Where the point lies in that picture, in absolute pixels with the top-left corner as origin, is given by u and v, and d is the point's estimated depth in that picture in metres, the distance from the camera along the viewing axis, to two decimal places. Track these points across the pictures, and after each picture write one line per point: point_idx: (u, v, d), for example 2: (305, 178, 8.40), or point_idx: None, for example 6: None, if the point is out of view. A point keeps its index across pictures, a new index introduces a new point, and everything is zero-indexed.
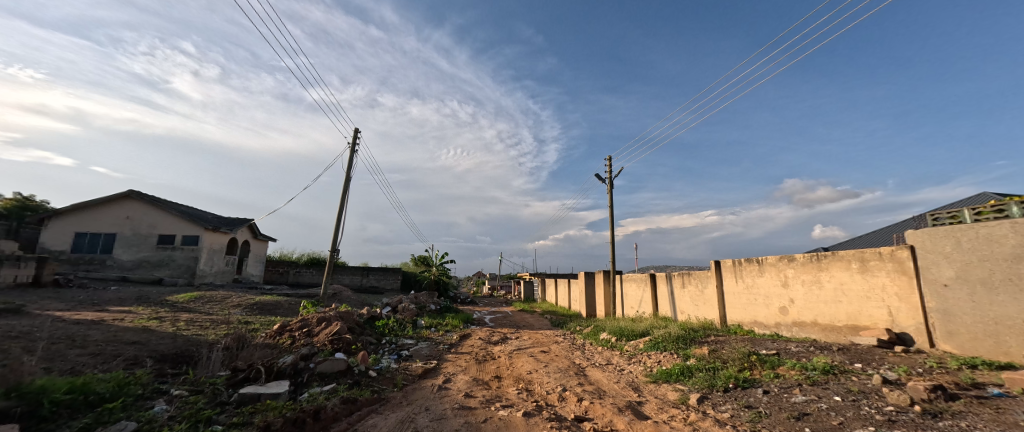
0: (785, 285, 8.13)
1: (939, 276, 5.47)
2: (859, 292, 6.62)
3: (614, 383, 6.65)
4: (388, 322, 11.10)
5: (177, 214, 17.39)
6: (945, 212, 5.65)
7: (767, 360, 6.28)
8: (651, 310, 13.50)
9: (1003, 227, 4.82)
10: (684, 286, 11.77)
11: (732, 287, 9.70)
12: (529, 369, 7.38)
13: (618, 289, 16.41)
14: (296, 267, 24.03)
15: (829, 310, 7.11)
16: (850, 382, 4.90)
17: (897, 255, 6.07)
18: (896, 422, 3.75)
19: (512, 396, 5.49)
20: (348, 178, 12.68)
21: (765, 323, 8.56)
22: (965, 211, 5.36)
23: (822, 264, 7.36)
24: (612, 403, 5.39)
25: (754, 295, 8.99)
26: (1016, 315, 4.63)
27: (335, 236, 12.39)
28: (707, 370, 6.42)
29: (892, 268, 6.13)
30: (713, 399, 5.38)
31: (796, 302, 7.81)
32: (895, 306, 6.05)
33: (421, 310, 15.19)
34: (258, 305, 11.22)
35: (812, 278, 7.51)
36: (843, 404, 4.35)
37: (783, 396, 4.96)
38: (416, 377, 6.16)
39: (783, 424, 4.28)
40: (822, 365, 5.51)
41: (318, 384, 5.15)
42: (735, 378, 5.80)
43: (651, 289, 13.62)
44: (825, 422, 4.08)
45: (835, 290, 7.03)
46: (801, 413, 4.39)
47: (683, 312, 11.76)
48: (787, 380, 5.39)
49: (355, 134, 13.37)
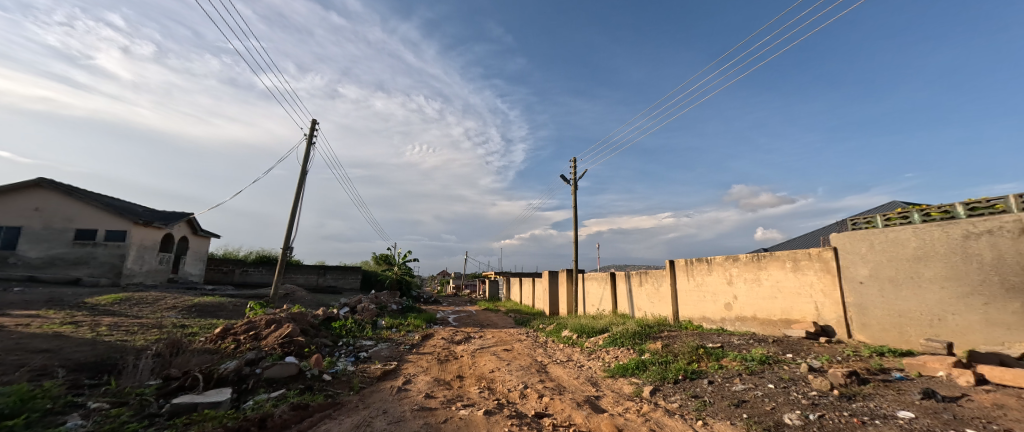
0: (730, 283, 8.77)
1: (856, 273, 6.17)
2: (792, 289, 7.29)
3: (574, 379, 6.84)
4: (345, 323, 10.64)
5: (100, 206, 15.53)
6: (862, 217, 6.36)
7: (712, 352, 6.76)
8: (611, 307, 14.01)
9: (907, 231, 5.53)
10: (641, 284, 12.32)
11: (684, 285, 10.30)
12: (491, 368, 7.39)
13: (580, 287, 16.85)
14: (243, 266, 22.32)
15: (766, 305, 7.77)
16: (782, 370, 5.40)
17: (823, 255, 6.74)
18: (818, 405, 4.19)
19: (473, 395, 5.47)
20: (304, 172, 11.97)
21: (712, 318, 9.19)
22: (878, 217, 6.09)
23: (762, 263, 8.01)
24: (572, 398, 5.56)
25: (703, 293, 9.61)
26: (916, 309, 5.35)
27: (288, 232, 11.66)
28: (659, 363, 6.79)
29: (819, 267, 6.80)
30: (664, 391, 5.71)
31: (739, 298, 8.46)
32: (820, 301, 6.73)
33: (382, 310, 14.70)
34: (197, 306, 10.32)
35: (753, 276, 8.16)
36: (775, 391, 4.79)
37: (725, 386, 5.37)
38: (374, 380, 5.97)
39: (724, 410, 4.64)
40: (759, 356, 6.03)
41: (265, 391, 4.83)
42: (684, 370, 6.19)
43: (611, 288, 14.13)
44: (760, 408, 4.47)
45: (772, 288, 7.69)
46: (739, 400, 4.78)
47: (640, 309, 12.32)
48: (729, 371, 5.84)
49: (312, 125, 12.65)
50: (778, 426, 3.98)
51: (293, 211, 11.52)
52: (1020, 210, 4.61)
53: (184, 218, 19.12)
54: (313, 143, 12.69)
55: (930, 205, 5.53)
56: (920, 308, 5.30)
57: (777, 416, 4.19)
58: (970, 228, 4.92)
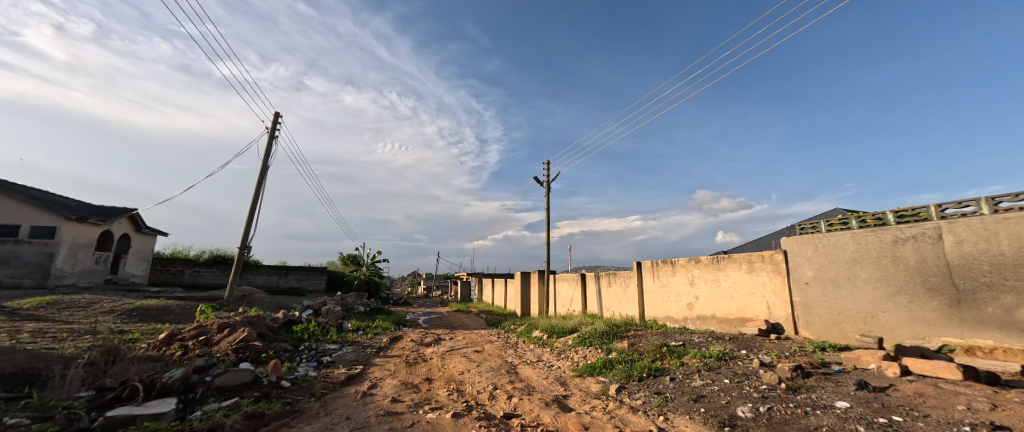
0: (692, 283, 9.19)
1: (802, 274, 6.67)
2: (747, 290, 7.75)
3: (543, 379, 6.91)
4: (308, 326, 10.16)
5: (24, 199, 13.96)
6: (808, 223, 6.87)
7: (675, 350, 7.06)
8: (581, 307, 14.30)
9: (847, 236, 6.05)
10: (610, 285, 12.66)
11: (650, 285, 10.70)
12: (461, 369, 7.32)
13: (551, 288, 17.07)
14: (194, 266, 20.77)
15: (724, 305, 8.21)
16: (737, 366, 5.74)
17: (774, 258, 7.23)
18: (767, 398, 4.48)
19: (442, 398, 5.40)
20: (265, 166, 11.34)
21: (675, 317, 9.60)
22: (821, 222, 6.59)
23: (721, 265, 8.45)
24: (540, 397, 5.62)
25: (667, 293, 10.01)
26: (852, 307, 5.87)
27: (246, 231, 10.99)
28: (626, 362, 7.00)
29: (770, 268, 7.28)
30: (629, 388, 5.90)
31: (700, 298, 8.88)
32: (771, 300, 7.22)
33: (348, 313, 14.17)
34: (139, 310, 9.50)
35: (713, 277, 8.60)
36: (730, 385, 5.08)
37: (685, 382, 5.62)
38: (337, 385, 5.73)
39: (684, 405, 4.86)
40: (717, 353, 6.37)
41: (215, 400, 4.51)
42: (648, 368, 6.42)
43: (581, 288, 14.41)
44: (716, 402, 4.72)
45: (730, 288, 8.14)
46: (698, 395, 5.03)
47: (608, 310, 12.66)
48: (689, 368, 6.13)
49: (274, 118, 12.02)
50: (732, 419, 4.21)
51: (252, 208, 10.88)
52: (938, 217, 5.16)
53: (126, 214, 17.56)
54: (275, 137, 12.05)
55: (865, 212, 6.05)
56: (856, 306, 5.82)
57: (731, 409, 4.44)
58: (898, 234, 5.45)
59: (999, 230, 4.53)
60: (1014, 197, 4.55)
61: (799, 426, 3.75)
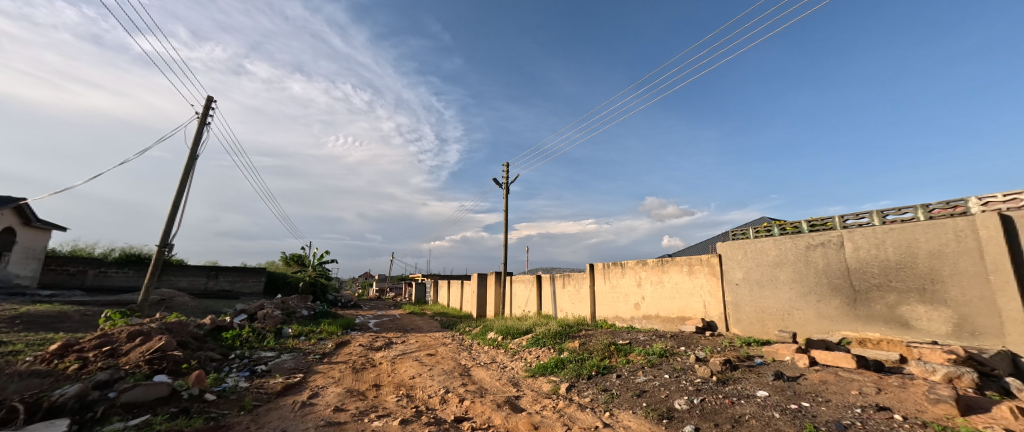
0: (639, 285, 9.71)
1: (733, 276, 7.32)
2: (687, 290, 8.35)
3: (496, 381, 6.91)
4: (240, 333, 9.27)
5: None
6: (739, 230, 7.58)
7: (621, 349, 7.42)
8: (536, 308, 14.53)
9: (770, 242, 6.75)
10: (564, 286, 12.99)
11: (601, 286, 11.14)
12: (412, 374, 7.09)
13: (508, 289, 17.16)
14: (101, 267, 18.10)
15: (667, 304, 8.78)
16: (676, 361, 6.18)
17: (711, 261, 7.86)
18: (701, 390, 4.87)
19: (390, 404, 5.19)
20: (194, 155, 10.19)
21: (623, 317, 10.08)
22: (749, 229, 7.30)
23: (665, 267, 9.01)
24: (492, 399, 5.61)
25: (617, 294, 10.49)
26: (773, 305, 6.57)
27: (168, 226, 9.80)
28: (576, 361, 7.23)
29: (707, 270, 7.92)
30: (579, 386, 6.09)
31: (646, 299, 9.41)
32: (708, 300, 7.84)
33: (290, 317, 13.16)
34: (24, 318, 8.06)
35: (658, 278, 9.14)
36: (670, 380, 5.44)
37: (630, 378, 5.93)
38: (272, 396, 5.28)
39: (628, 401, 5.13)
40: (659, 350, 6.80)
41: (120, 419, 3.95)
42: (597, 366, 6.68)
43: (536, 289, 14.64)
44: (656, 396, 5.04)
45: (672, 289, 8.71)
46: (641, 390, 5.33)
47: (562, 310, 12.98)
48: (634, 364, 6.47)
49: (207, 102, 10.86)
50: (670, 411, 4.51)
51: (176, 202, 9.72)
52: (841, 226, 5.93)
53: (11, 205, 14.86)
54: (207, 124, 10.89)
55: (785, 221, 6.79)
56: (777, 305, 6.51)
57: (669, 402, 4.76)
58: (810, 240, 6.19)
59: (886, 238, 5.32)
60: (897, 211, 5.39)
61: (727, 415, 4.10)
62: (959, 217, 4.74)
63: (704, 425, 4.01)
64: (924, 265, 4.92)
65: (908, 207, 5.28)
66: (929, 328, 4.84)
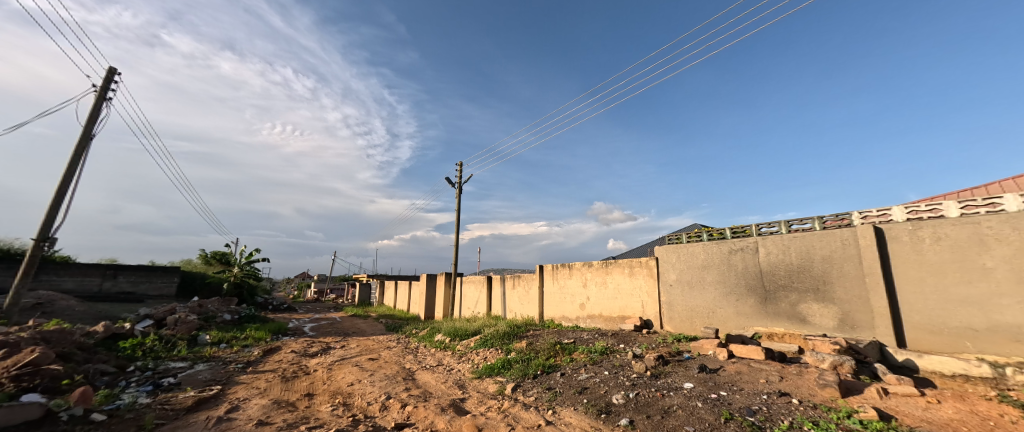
0: (585, 285, 10.10)
1: (668, 278, 7.92)
2: (627, 290, 8.86)
3: (441, 384, 6.76)
4: (143, 342, 8.06)
5: None
6: (673, 235, 8.23)
7: (566, 347, 7.67)
8: (485, 309, 14.48)
9: (700, 246, 7.40)
10: (514, 287, 13.11)
11: (550, 287, 11.41)
12: (350, 381, 6.68)
13: (458, 290, 16.92)
14: None
15: (610, 304, 9.24)
16: (615, 358, 6.52)
17: (649, 263, 8.41)
18: (636, 384, 5.19)
19: (324, 415, 4.84)
20: (89, 135, 8.69)
21: (570, 317, 10.42)
22: (683, 235, 7.96)
23: (608, 268, 9.44)
24: (436, 403, 5.47)
25: (564, 295, 10.81)
26: (701, 304, 7.21)
27: (50, 217, 8.24)
28: (523, 360, 7.33)
29: (646, 272, 8.47)
30: (524, 386, 6.17)
31: (591, 299, 9.82)
32: (646, 300, 8.38)
33: (208, 322, 11.74)
34: None
35: (602, 279, 9.57)
36: (609, 376, 5.74)
37: (573, 376, 6.14)
38: (180, 412, 4.66)
39: (571, 398, 5.31)
40: (600, 348, 7.13)
41: None
42: (543, 365, 6.83)
43: (487, 290, 14.60)
44: (596, 392, 5.28)
45: (615, 290, 9.18)
46: (583, 387, 5.55)
47: (511, 311, 13.10)
48: (577, 362, 6.73)
49: (109, 74, 9.33)
50: (608, 406, 4.73)
51: (61, 188, 8.20)
52: (757, 234, 6.68)
53: None
54: (107, 99, 9.34)
55: (712, 228, 7.50)
56: (704, 303, 7.16)
57: (607, 398, 5.01)
58: (732, 246, 6.90)
59: (791, 245, 6.09)
60: (800, 221, 6.20)
61: (658, 406, 4.41)
62: (845, 228, 5.58)
63: (638, 418, 4.26)
64: (819, 268, 5.72)
65: (808, 219, 6.11)
66: (821, 323, 5.64)
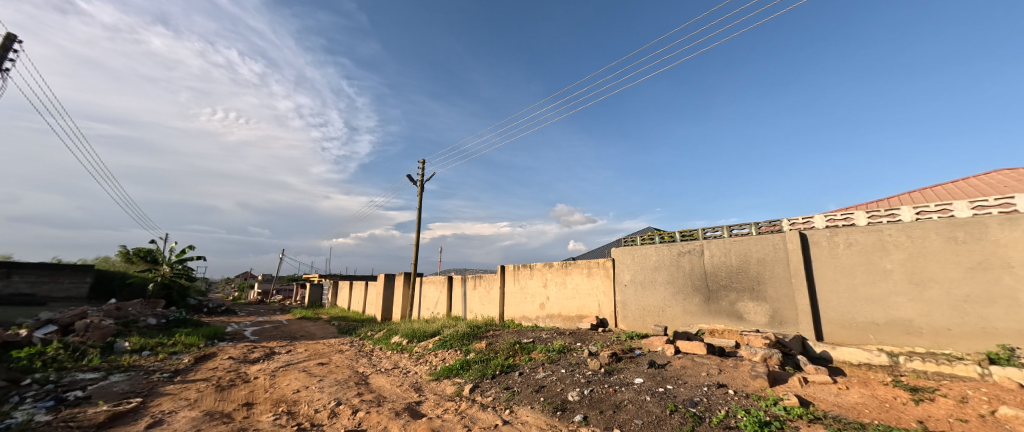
0: (545, 285, 10.26)
1: (623, 278, 8.27)
2: (585, 290, 9.14)
3: (396, 387, 6.54)
4: (43, 351, 7.00)
5: None
6: (629, 237, 8.62)
7: (525, 347, 7.75)
8: (445, 310, 14.25)
9: (653, 248, 7.81)
10: (475, 287, 13.02)
11: (511, 288, 11.47)
12: (296, 388, 6.25)
13: (417, 291, 16.48)
14: None
15: (568, 304, 9.47)
16: (572, 357, 6.71)
17: (606, 264, 8.73)
18: (591, 381, 5.37)
19: (265, 425, 4.50)
20: None
21: (529, 317, 10.56)
22: (637, 238, 8.38)
23: (568, 269, 9.66)
24: (391, 407, 5.29)
25: (524, 295, 10.92)
26: (652, 303, 7.61)
27: None
28: (481, 361, 7.30)
29: (603, 273, 8.78)
30: (482, 387, 6.15)
31: (550, 299, 10.00)
32: (602, 300, 8.69)
33: (129, 328, 10.45)
34: None
35: (561, 279, 9.77)
36: (565, 374, 5.89)
37: (531, 375, 6.22)
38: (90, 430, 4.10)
39: (528, 396, 5.38)
40: (558, 347, 7.30)
41: None
42: (501, 366, 6.85)
43: (447, 291, 14.37)
44: (553, 390, 5.39)
45: (573, 290, 9.42)
46: (540, 386, 5.64)
47: (471, 311, 13.01)
48: (535, 362, 6.83)
49: (6, 40, 8.00)
50: (564, 403, 4.85)
51: None
52: (702, 237, 7.19)
53: None
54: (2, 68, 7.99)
55: (663, 231, 7.96)
56: (655, 302, 7.57)
57: (563, 395, 5.13)
58: (681, 248, 7.37)
59: (731, 248, 6.63)
60: (740, 226, 6.77)
61: (611, 402, 4.60)
62: (777, 234, 6.17)
63: (591, 414, 4.41)
64: (754, 270, 6.28)
65: (746, 225, 6.68)
66: (755, 319, 6.18)
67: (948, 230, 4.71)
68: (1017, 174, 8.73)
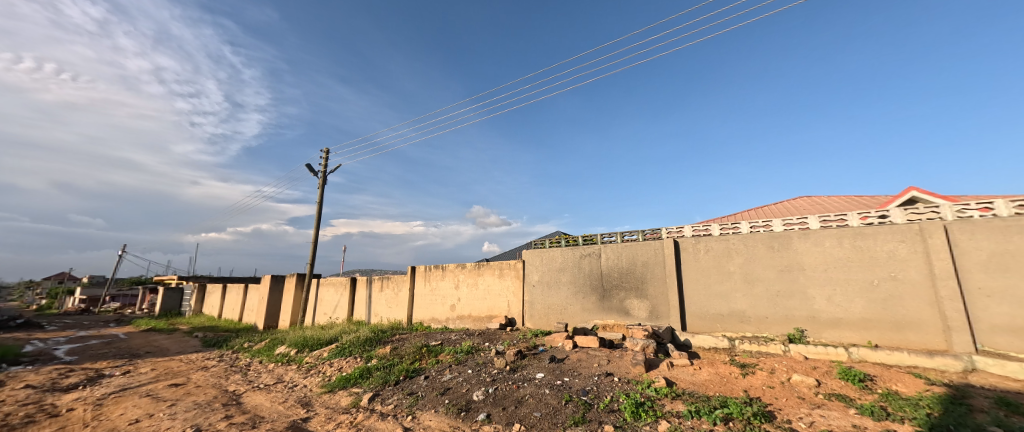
0: (456, 287, 10.14)
1: (531, 279, 8.69)
2: (496, 291, 9.33)
3: (278, 405, 5.72)
4: None
5: None
6: (539, 240, 9.13)
7: (432, 350, 7.54)
8: (346, 315, 13.04)
9: (559, 251, 8.41)
10: (381, 289, 12.21)
11: (420, 289, 11.06)
12: (134, 418, 4.99)
13: (313, 294, 14.74)
14: None
15: (479, 304, 9.54)
16: (479, 356, 6.79)
17: (517, 265, 9.06)
18: (496, 380, 5.50)
19: None
20: None
21: (439, 319, 10.34)
22: (546, 240, 8.90)
23: (480, 270, 9.72)
24: (269, 428, 4.61)
25: (435, 296, 10.65)
26: (557, 302, 8.16)
27: None
28: (384, 367, 6.87)
29: (513, 274, 9.08)
30: (383, 395, 5.78)
31: (461, 300, 9.93)
32: (511, 300, 8.99)
33: None
34: None
35: (473, 280, 9.78)
36: (471, 374, 5.92)
37: (437, 378, 6.09)
38: None
39: (432, 400, 5.26)
40: (466, 348, 7.29)
41: None
42: (406, 370, 6.55)
43: (349, 293, 13.18)
44: (458, 391, 5.36)
45: (485, 290, 9.53)
46: (445, 388, 5.56)
47: (376, 315, 12.16)
48: (442, 364, 6.70)
49: None
50: (468, 404, 4.87)
51: None
52: (601, 242, 7.99)
53: None
54: None
55: (569, 235, 8.61)
56: (559, 301, 8.14)
57: (468, 395, 5.15)
58: (583, 251, 8.08)
59: (623, 252, 7.50)
60: (631, 233, 7.71)
61: (513, 398, 4.78)
62: (658, 240, 7.20)
63: (494, 411, 4.52)
64: (639, 271, 7.22)
65: (635, 232, 7.66)
66: (638, 314, 7.10)
67: (769, 241, 6.11)
68: (811, 200, 11.80)
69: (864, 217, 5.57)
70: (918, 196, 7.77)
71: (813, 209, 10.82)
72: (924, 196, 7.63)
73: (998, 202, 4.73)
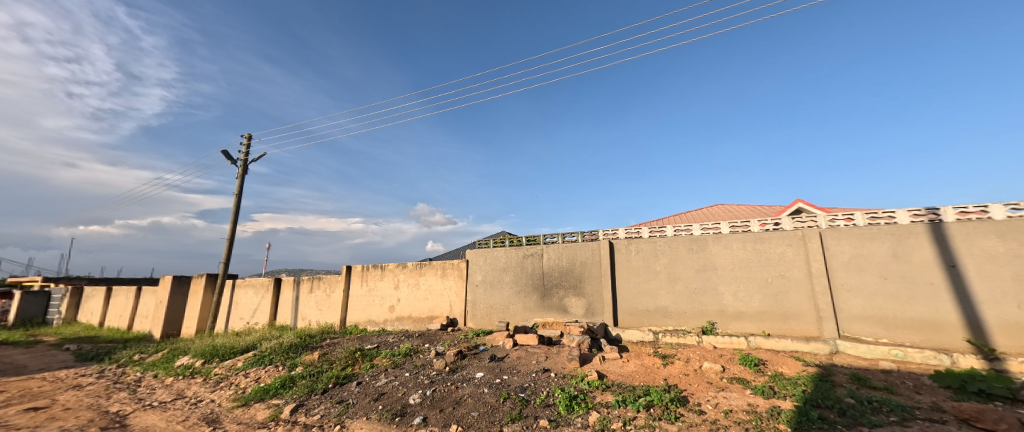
0: (395, 287, 9.72)
1: (474, 279, 8.66)
2: (438, 291, 9.13)
3: (177, 424, 4.98)
4: None
5: None
6: (483, 239, 9.11)
7: (367, 354, 7.13)
8: (267, 319, 11.79)
9: (503, 251, 8.49)
10: (311, 291, 11.26)
11: (356, 290, 10.42)
12: None
13: (227, 296, 13.09)
14: None
15: (419, 305, 9.25)
16: (418, 358, 6.59)
17: (460, 265, 8.96)
18: (433, 382, 5.36)
19: None
20: None
21: (376, 321, 9.82)
22: (490, 240, 8.92)
23: (422, 270, 9.43)
24: None
25: (372, 297, 10.10)
26: (500, 301, 8.22)
27: None
28: (311, 375, 6.34)
29: (456, 274, 8.96)
30: (308, 405, 5.33)
31: (401, 301, 9.54)
32: (453, 300, 8.87)
33: None
34: None
35: (414, 281, 9.45)
36: (409, 377, 5.71)
37: (370, 383, 5.78)
38: None
39: (365, 406, 4.97)
40: (404, 350, 7.01)
41: None
42: (336, 377, 6.11)
43: (272, 296, 11.94)
44: (393, 396, 5.14)
45: (426, 290, 9.27)
46: (379, 393, 5.29)
47: (304, 319, 11.18)
48: (377, 368, 6.37)
49: None
50: (403, 408, 4.69)
51: None
52: (543, 242, 8.23)
53: None
54: None
55: (513, 235, 8.74)
56: (501, 301, 8.22)
57: (404, 399, 4.96)
58: (526, 251, 8.25)
59: (563, 253, 7.80)
60: (572, 235, 8.05)
61: (451, 399, 4.71)
62: (595, 242, 7.62)
63: (431, 414, 4.41)
64: (577, 271, 7.57)
65: (575, 234, 8.02)
66: (575, 311, 7.44)
67: (689, 243, 6.81)
68: (724, 208, 13.38)
69: (762, 224, 6.45)
70: (803, 207, 9.23)
71: (726, 216, 12.26)
72: (807, 208, 9.08)
73: (857, 213, 5.75)
